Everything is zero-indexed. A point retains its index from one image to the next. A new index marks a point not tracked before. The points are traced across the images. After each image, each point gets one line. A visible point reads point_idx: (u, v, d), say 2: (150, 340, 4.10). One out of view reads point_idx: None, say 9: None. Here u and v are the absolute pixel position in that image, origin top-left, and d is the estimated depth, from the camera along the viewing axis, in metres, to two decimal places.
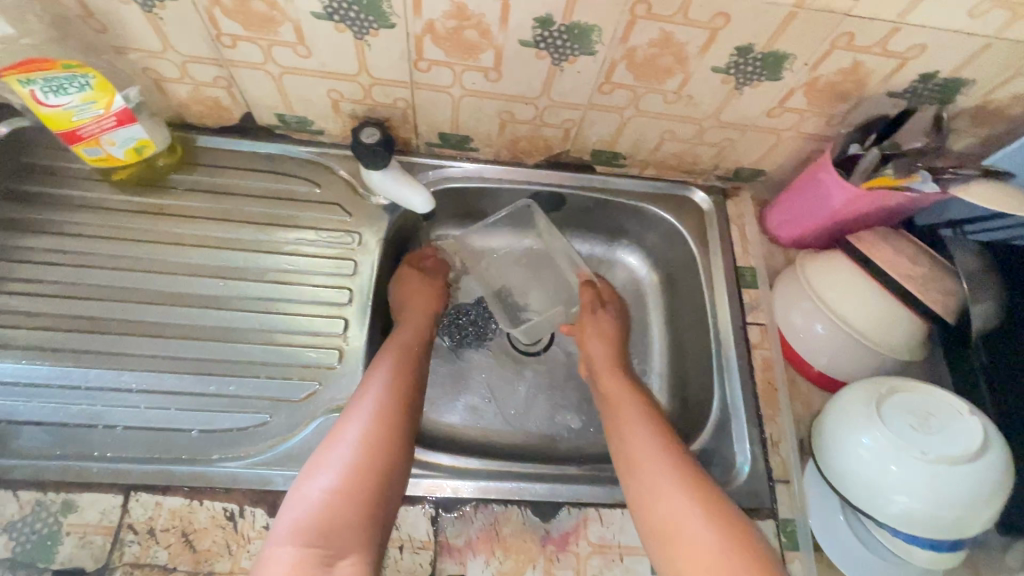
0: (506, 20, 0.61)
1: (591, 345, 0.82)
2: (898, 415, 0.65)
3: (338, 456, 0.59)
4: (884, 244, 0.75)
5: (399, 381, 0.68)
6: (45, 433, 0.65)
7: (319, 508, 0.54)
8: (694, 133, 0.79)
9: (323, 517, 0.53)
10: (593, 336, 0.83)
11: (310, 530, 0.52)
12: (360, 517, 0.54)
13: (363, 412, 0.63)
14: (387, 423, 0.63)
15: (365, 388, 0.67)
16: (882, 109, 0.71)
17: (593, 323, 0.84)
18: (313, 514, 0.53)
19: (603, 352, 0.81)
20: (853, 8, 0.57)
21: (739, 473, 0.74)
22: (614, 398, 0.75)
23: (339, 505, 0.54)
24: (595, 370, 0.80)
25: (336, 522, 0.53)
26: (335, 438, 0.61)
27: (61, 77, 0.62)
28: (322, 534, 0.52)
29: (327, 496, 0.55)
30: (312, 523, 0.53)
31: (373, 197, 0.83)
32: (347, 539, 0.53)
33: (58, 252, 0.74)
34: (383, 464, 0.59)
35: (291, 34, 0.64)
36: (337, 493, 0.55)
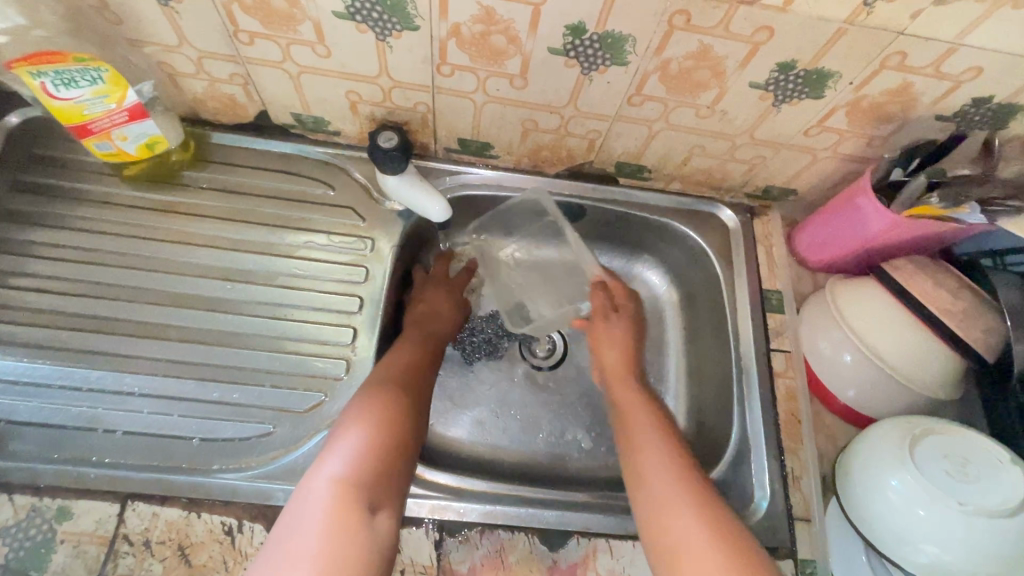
0: (536, 26, 0.58)
1: (608, 352, 0.80)
2: (931, 459, 0.62)
3: (369, 416, 0.60)
4: (922, 275, 0.71)
5: (418, 364, 0.71)
6: (44, 435, 0.63)
7: (356, 463, 0.55)
8: (726, 149, 0.75)
9: (361, 470, 0.55)
10: (603, 343, 0.80)
11: (350, 481, 0.53)
12: (392, 476, 0.57)
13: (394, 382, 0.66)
14: (411, 394, 0.66)
15: (385, 362, 0.69)
16: (928, 132, 0.67)
17: (607, 328, 0.81)
18: (351, 466, 0.55)
19: (618, 362, 0.79)
20: (909, 27, 0.54)
21: (757, 509, 0.71)
22: (632, 416, 0.71)
23: (375, 462, 0.56)
24: (607, 377, 0.79)
25: (374, 476, 0.55)
26: (368, 398, 0.63)
27: (73, 70, 0.60)
28: (361, 486, 0.53)
29: (365, 451, 0.57)
30: (350, 475, 0.54)
31: (388, 202, 0.80)
32: (383, 493, 0.55)
33: (66, 247, 0.73)
34: (411, 430, 0.62)
35: (311, 32, 0.61)
36: (375, 446, 0.57)
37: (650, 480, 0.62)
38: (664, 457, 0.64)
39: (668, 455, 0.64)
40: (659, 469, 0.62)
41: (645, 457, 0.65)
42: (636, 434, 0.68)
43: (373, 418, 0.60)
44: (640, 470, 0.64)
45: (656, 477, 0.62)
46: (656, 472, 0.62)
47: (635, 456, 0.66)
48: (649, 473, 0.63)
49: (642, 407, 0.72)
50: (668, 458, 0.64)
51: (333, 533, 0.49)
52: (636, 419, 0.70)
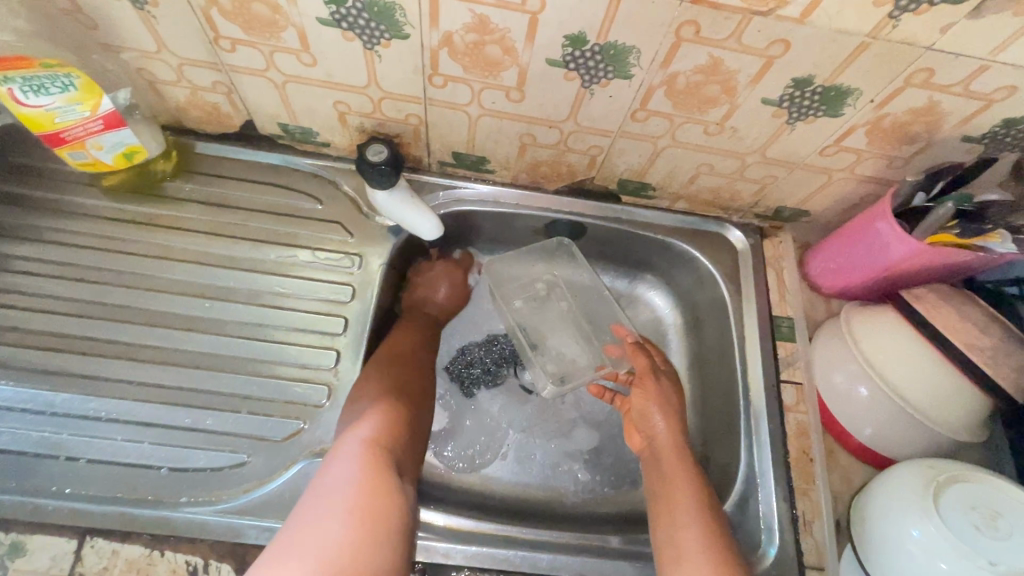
0: (533, 36, 0.54)
1: (655, 420, 0.69)
2: (958, 511, 0.56)
3: (387, 388, 0.65)
4: (946, 307, 0.66)
5: (416, 351, 0.72)
6: (3, 462, 0.59)
7: (384, 429, 0.60)
8: (735, 169, 0.71)
9: (388, 438, 0.59)
10: (653, 408, 0.70)
11: (382, 445, 0.58)
12: (408, 448, 0.62)
13: (388, 365, 0.68)
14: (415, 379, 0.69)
15: (386, 361, 0.68)
16: (954, 154, 0.63)
17: (661, 393, 0.71)
18: (379, 433, 0.59)
19: (668, 429, 0.68)
20: (937, 42, 0.49)
21: (765, 555, 0.65)
22: (677, 486, 0.63)
23: (395, 432, 0.61)
24: (655, 448, 0.68)
25: (397, 443, 0.60)
26: (376, 376, 0.66)
27: (42, 76, 0.57)
28: (389, 451, 0.58)
29: (391, 422, 0.61)
30: (380, 439, 0.58)
31: (378, 217, 0.77)
32: (403, 462, 0.59)
33: (38, 261, 0.69)
34: (417, 420, 0.65)
35: (295, 39, 0.58)
36: (396, 418, 0.62)
37: (688, 562, 0.56)
38: (700, 546, 0.57)
39: (710, 550, 0.56)
40: (696, 558, 0.56)
41: (680, 536, 0.58)
42: (674, 504, 0.61)
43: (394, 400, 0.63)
44: (677, 550, 0.57)
45: (694, 566, 0.55)
46: (697, 564, 0.55)
47: (669, 530, 0.60)
48: (687, 556, 0.56)
49: (682, 473, 0.64)
50: (704, 545, 0.57)
51: (376, 489, 0.53)
52: (674, 483, 0.63)
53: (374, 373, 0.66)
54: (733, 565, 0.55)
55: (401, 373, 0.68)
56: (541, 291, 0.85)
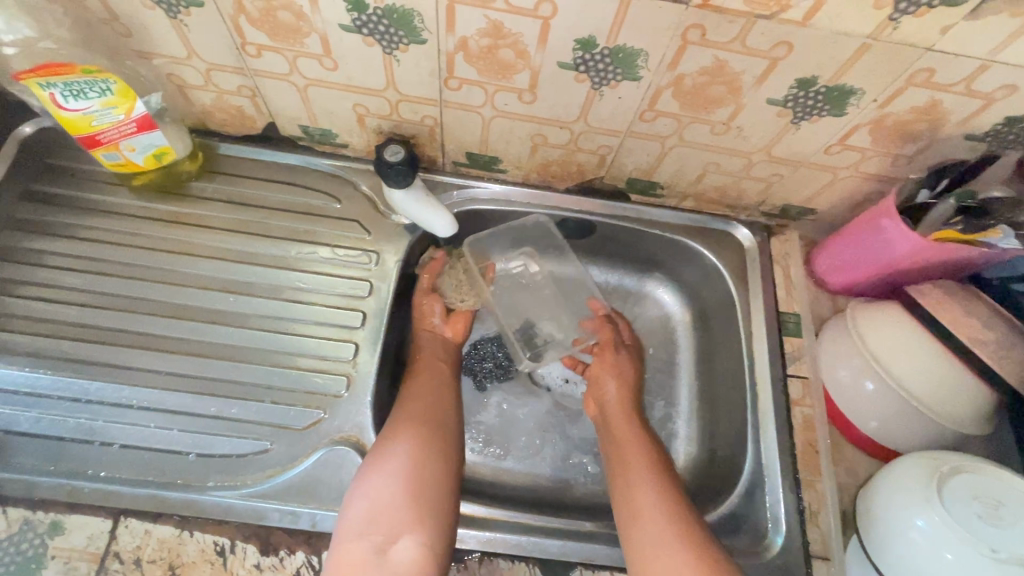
0: (545, 40, 0.56)
1: (607, 388, 0.76)
2: (962, 501, 0.57)
3: (392, 452, 0.63)
4: (951, 302, 0.67)
5: (434, 405, 0.70)
6: (41, 446, 0.63)
7: (380, 501, 0.59)
8: (742, 167, 0.73)
9: (379, 512, 0.58)
10: (607, 376, 0.77)
11: (372, 521, 0.58)
12: (411, 507, 0.59)
13: (406, 419, 0.67)
14: (433, 432, 0.67)
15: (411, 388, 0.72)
16: (957, 152, 0.64)
17: (617, 363, 0.78)
18: (380, 502, 0.59)
19: (617, 395, 0.75)
20: (937, 42, 0.51)
21: (771, 545, 0.67)
22: (627, 444, 0.69)
23: (392, 502, 0.59)
24: (607, 413, 0.75)
25: (390, 513, 0.58)
26: (388, 437, 0.65)
27: (82, 82, 0.60)
28: (376, 527, 0.57)
29: (384, 494, 0.60)
30: (368, 517, 0.58)
31: (394, 215, 0.79)
32: (405, 520, 0.58)
33: (72, 257, 0.73)
34: (432, 452, 0.65)
35: (317, 45, 0.61)
36: (391, 488, 0.60)
37: (641, 519, 0.61)
38: (655, 499, 0.62)
39: (661, 498, 0.62)
40: (652, 511, 0.61)
41: (636, 494, 0.63)
42: (627, 462, 0.67)
43: (399, 452, 0.63)
44: (632, 504, 0.63)
45: (649, 520, 0.60)
46: (653, 517, 0.60)
47: (625, 488, 0.65)
48: (643, 513, 0.61)
49: (632, 434, 0.70)
50: (658, 499, 0.62)
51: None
52: (626, 448, 0.69)
53: (385, 437, 0.65)
54: (685, 514, 0.61)
55: (417, 392, 0.71)
56: (531, 280, 0.87)
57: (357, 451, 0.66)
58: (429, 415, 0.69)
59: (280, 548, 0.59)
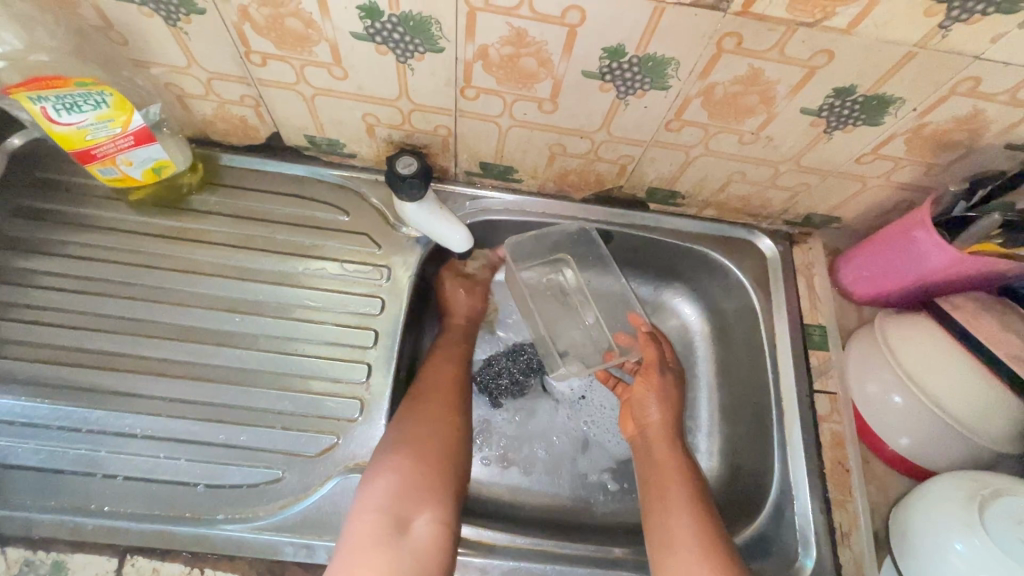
0: (570, 48, 0.53)
1: (652, 412, 0.72)
2: (1004, 525, 0.55)
3: (409, 427, 0.62)
4: (987, 316, 0.65)
5: (450, 391, 0.68)
6: (41, 480, 0.59)
7: (392, 479, 0.58)
8: (768, 176, 0.70)
9: (398, 488, 0.58)
10: (651, 398, 0.73)
11: (390, 496, 0.57)
12: (428, 483, 0.59)
13: (423, 404, 0.65)
14: (447, 410, 0.65)
15: (420, 385, 0.68)
16: (995, 162, 0.61)
17: (663, 384, 0.73)
18: (391, 480, 0.58)
19: (662, 419, 0.72)
20: (986, 51, 0.48)
21: (801, 568, 0.65)
22: (668, 473, 0.66)
23: (407, 478, 0.58)
24: (648, 438, 0.71)
25: (408, 488, 0.58)
26: (403, 417, 0.64)
27: (75, 95, 0.57)
28: (395, 501, 0.56)
29: (404, 467, 0.59)
30: (385, 493, 0.57)
31: (405, 228, 0.76)
32: (421, 499, 0.58)
33: (68, 276, 0.69)
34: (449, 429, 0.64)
35: (327, 53, 0.57)
36: (407, 461, 0.59)
37: (676, 551, 0.59)
38: (690, 530, 0.60)
39: (698, 532, 0.60)
40: (687, 544, 0.59)
41: (670, 523, 0.61)
42: (665, 491, 0.65)
43: (413, 428, 0.62)
44: (667, 536, 0.61)
45: (683, 552, 0.58)
46: (687, 549, 0.58)
47: (661, 519, 0.63)
48: (677, 545, 0.59)
49: (671, 463, 0.67)
50: (696, 534, 0.60)
51: (373, 550, 0.53)
52: (666, 474, 0.66)
53: (403, 413, 0.64)
54: (722, 550, 0.59)
55: (430, 380, 0.68)
56: (564, 291, 0.85)
57: None
58: (445, 393, 0.67)
59: None
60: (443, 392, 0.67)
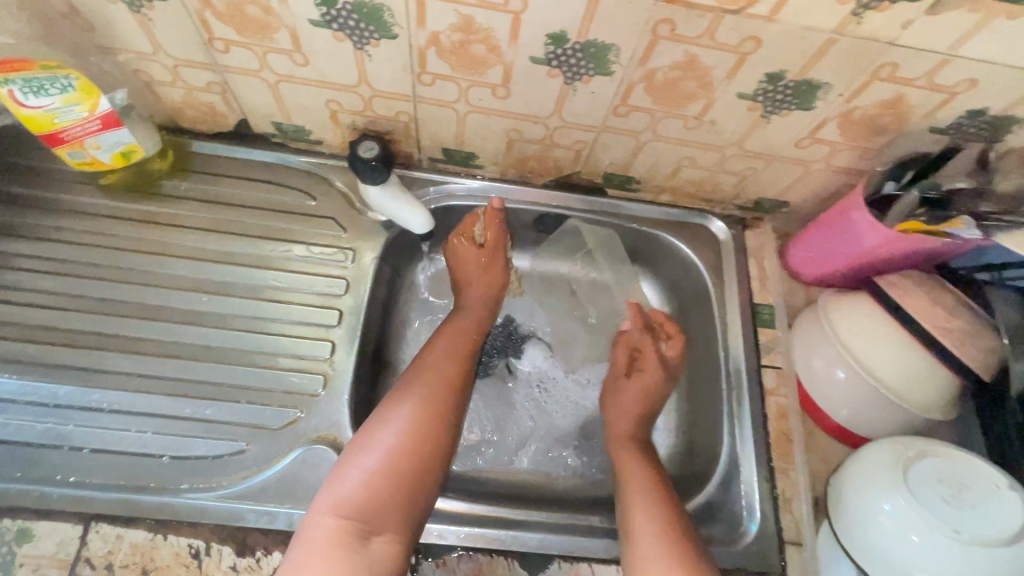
0: (516, 35, 0.56)
1: (625, 401, 0.76)
2: (926, 484, 0.59)
3: (384, 433, 0.61)
4: (918, 291, 0.68)
5: (441, 397, 0.66)
6: (10, 452, 0.61)
7: (359, 490, 0.57)
8: (716, 161, 0.73)
9: (364, 500, 0.57)
10: (624, 390, 0.77)
11: (350, 506, 0.56)
12: (397, 500, 0.58)
13: (408, 409, 0.64)
14: (431, 421, 0.64)
15: (410, 386, 0.66)
16: (922, 145, 0.65)
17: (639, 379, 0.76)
18: (357, 491, 0.57)
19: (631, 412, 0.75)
20: (899, 38, 0.52)
21: (745, 532, 0.68)
22: (629, 468, 0.69)
23: (374, 491, 0.57)
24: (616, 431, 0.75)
25: (377, 503, 0.57)
26: (376, 424, 0.62)
27: (42, 78, 0.59)
28: (359, 508, 0.56)
29: (372, 479, 0.58)
30: (350, 496, 0.57)
31: (371, 212, 0.79)
32: (388, 516, 0.57)
33: (38, 258, 0.71)
34: (431, 444, 0.62)
35: (287, 41, 0.60)
36: (382, 473, 0.58)
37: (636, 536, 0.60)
38: (651, 517, 0.61)
39: (658, 519, 0.61)
40: (646, 531, 0.60)
41: (635, 511, 0.63)
42: (629, 481, 0.67)
43: (392, 439, 0.61)
44: (630, 524, 0.62)
45: (642, 539, 0.60)
46: (645, 536, 0.60)
47: (626, 507, 0.64)
48: (638, 531, 0.61)
49: (634, 460, 0.70)
50: (655, 520, 0.61)
51: (330, 554, 0.53)
52: (627, 470, 0.69)
53: (380, 415, 0.64)
54: (679, 534, 0.60)
55: (430, 389, 0.66)
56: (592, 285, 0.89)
57: (334, 450, 0.66)
58: (435, 401, 0.65)
59: (256, 549, 0.59)
60: (435, 397, 0.66)
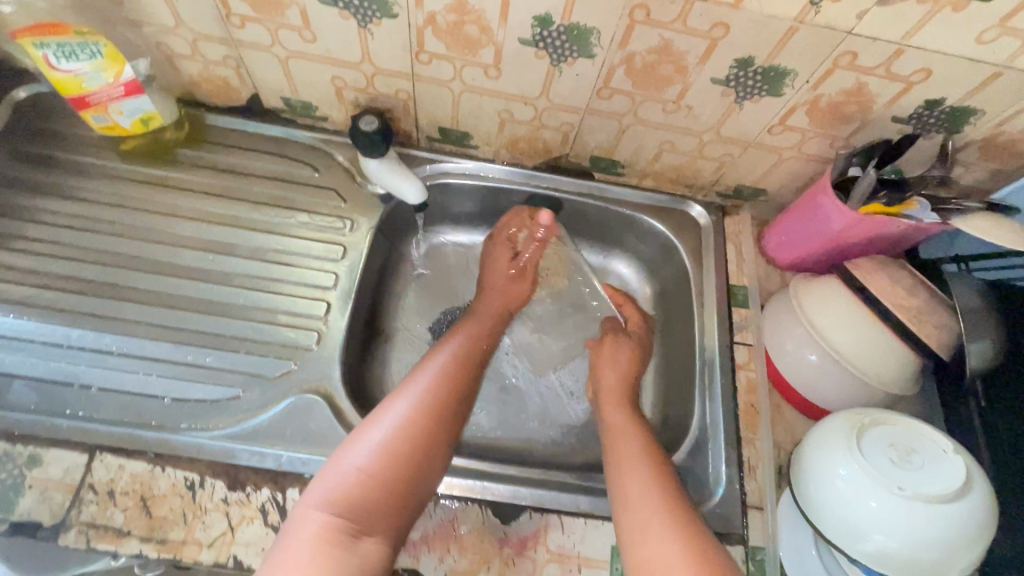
0: (506, 17, 0.61)
1: (607, 375, 0.79)
2: (878, 449, 0.62)
3: (378, 434, 0.61)
4: (882, 273, 0.72)
5: (439, 399, 0.67)
6: (26, 386, 0.66)
7: (351, 489, 0.57)
8: (695, 147, 0.78)
9: (355, 499, 0.57)
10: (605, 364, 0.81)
11: (340, 503, 0.56)
12: (388, 500, 0.58)
13: (405, 411, 0.64)
14: (428, 424, 0.64)
15: (409, 389, 0.67)
16: (886, 134, 0.70)
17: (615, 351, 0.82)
18: (349, 489, 0.57)
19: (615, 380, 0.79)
20: (856, 27, 0.57)
21: (711, 496, 0.71)
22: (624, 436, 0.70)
23: (365, 491, 0.57)
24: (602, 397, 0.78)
25: (367, 502, 0.57)
26: (371, 425, 0.63)
27: (73, 43, 0.65)
28: (350, 507, 0.56)
29: (365, 478, 0.58)
30: (341, 494, 0.57)
31: (370, 185, 0.84)
32: (379, 515, 0.57)
33: (61, 214, 0.76)
34: (429, 444, 0.63)
35: (297, 17, 0.65)
36: (375, 473, 0.59)
37: (632, 507, 0.61)
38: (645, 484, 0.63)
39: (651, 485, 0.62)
40: (641, 500, 0.61)
41: (629, 481, 0.64)
42: (621, 452, 0.68)
43: (386, 440, 0.61)
44: (625, 496, 0.63)
45: (638, 510, 0.60)
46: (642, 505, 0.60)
47: (619, 478, 0.65)
48: (633, 502, 0.61)
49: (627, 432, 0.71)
50: (648, 486, 0.62)
51: (320, 549, 0.53)
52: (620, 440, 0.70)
53: (377, 414, 0.64)
54: (673, 498, 0.61)
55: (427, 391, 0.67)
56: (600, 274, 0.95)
57: (324, 400, 0.70)
58: (434, 404, 0.66)
59: (247, 484, 0.63)
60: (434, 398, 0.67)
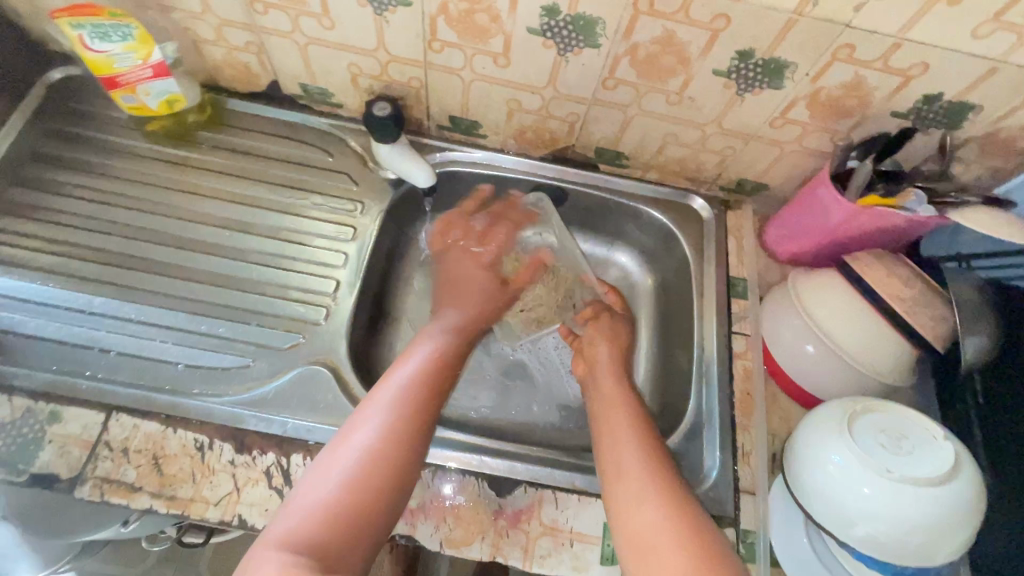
0: (515, 6, 0.64)
1: (600, 348, 0.81)
2: (870, 436, 0.63)
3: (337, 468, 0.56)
4: (880, 265, 0.73)
5: (402, 424, 0.62)
6: (48, 348, 0.69)
7: (309, 526, 0.51)
8: (698, 139, 0.80)
9: (315, 536, 0.51)
10: (599, 339, 0.82)
11: (299, 542, 0.50)
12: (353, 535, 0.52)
13: (363, 438, 0.59)
14: (390, 450, 0.59)
15: (367, 415, 0.62)
16: (885, 129, 0.71)
17: (609, 328, 0.83)
18: (307, 527, 0.51)
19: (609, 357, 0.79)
20: (853, 20, 0.58)
21: (705, 479, 0.72)
22: (615, 409, 0.70)
23: (327, 527, 0.52)
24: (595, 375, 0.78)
25: (330, 538, 0.51)
26: (329, 456, 0.57)
27: (108, 25, 0.69)
28: (310, 544, 0.50)
29: (325, 514, 0.52)
30: (299, 532, 0.51)
31: (381, 170, 0.87)
32: (346, 551, 0.51)
33: (87, 189, 0.80)
34: (392, 470, 0.58)
35: (317, 5, 0.69)
36: (336, 505, 0.53)
37: (627, 478, 0.60)
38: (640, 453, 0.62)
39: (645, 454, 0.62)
40: (636, 468, 0.60)
41: (623, 453, 0.63)
42: (613, 428, 0.67)
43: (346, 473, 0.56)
44: (617, 465, 0.62)
45: (632, 482, 0.59)
46: (637, 477, 0.59)
47: (612, 451, 0.64)
48: (628, 473, 0.60)
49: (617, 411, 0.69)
50: (640, 453, 0.62)
51: None
52: (612, 413, 0.69)
53: (332, 446, 0.59)
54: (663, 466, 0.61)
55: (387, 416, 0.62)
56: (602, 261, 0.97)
57: (330, 372, 0.73)
58: (395, 430, 0.61)
59: (253, 449, 0.65)
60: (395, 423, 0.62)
